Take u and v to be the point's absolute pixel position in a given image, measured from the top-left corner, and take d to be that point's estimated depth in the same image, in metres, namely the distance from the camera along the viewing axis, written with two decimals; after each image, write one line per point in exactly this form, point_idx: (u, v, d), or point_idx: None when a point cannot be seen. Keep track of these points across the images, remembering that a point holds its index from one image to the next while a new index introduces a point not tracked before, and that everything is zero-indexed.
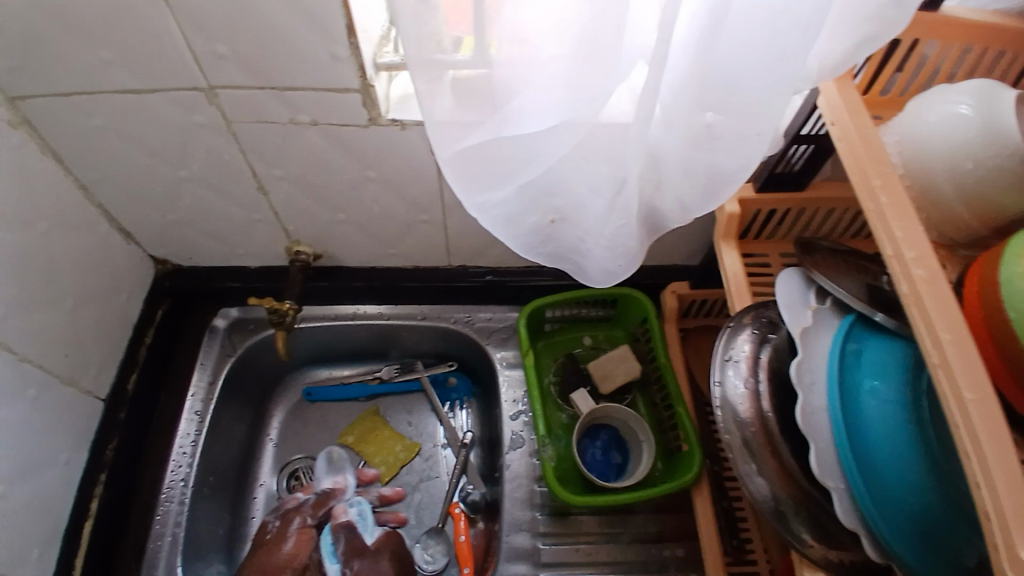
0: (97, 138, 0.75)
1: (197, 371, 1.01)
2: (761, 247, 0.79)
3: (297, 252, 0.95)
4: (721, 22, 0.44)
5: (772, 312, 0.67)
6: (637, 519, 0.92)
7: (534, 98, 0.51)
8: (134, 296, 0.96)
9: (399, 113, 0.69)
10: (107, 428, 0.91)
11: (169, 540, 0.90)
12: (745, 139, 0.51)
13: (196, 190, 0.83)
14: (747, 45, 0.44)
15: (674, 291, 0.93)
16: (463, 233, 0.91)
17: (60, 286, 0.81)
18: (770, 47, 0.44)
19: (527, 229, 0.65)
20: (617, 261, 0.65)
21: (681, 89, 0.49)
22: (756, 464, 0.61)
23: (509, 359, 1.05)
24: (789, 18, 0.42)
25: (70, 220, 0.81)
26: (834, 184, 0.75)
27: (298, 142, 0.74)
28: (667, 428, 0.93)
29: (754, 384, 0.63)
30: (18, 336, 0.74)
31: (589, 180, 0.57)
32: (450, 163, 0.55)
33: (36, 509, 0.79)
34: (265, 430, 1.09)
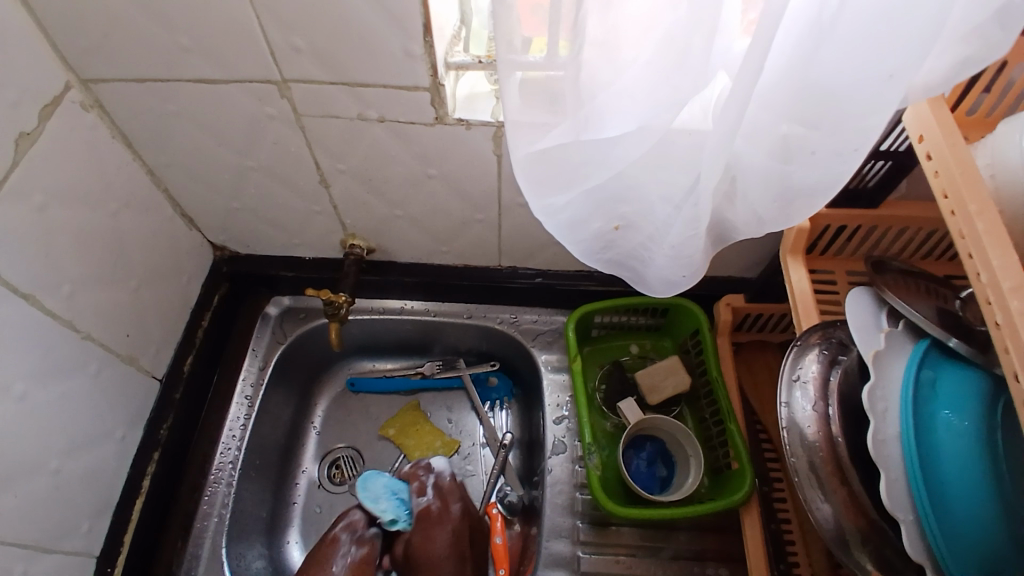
0: (170, 124, 0.77)
1: (249, 357, 1.04)
2: (827, 264, 0.76)
3: (352, 246, 0.97)
4: (827, 32, 0.42)
5: (841, 332, 0.64)
6: (679, 535, 0.90)
7: (614, 100, 0.49)
8: (194, 279, 0.99)
9: (466, 113, 0.69)
10: (164, 406, 0.93)
11: (215, 521, 0.93)
12: (833, 156, 0.49)
13: (261, 180, 0.85)
14: (839, 62, 0.43)
15: (728, 303, 0.90)
16: (517, 233, 0.90)
17: (126, 267, 0.83)
18: (871, 63, 0.42)
19: (590, 236, 0.64)
20: (682, 273, 0.63)
21: (771, 102, 0.48)
22: (823, 491, 0.58)
23: (553, 362, 1.04)
24: (896, 35, 0.40)
25: (138, 203, 0.84)
26: (912, 202, 0.72)
27: (363, 137, 0.74)
28: (716, 444, 0.90)
29: (824, 407, 0.60)
30: (85, 315, 0.77)
31: (661, 189, 0.57)
32: (522, 165, 0.55)
33: (89, 482, 0.81)
34: (310, 417, 1.11)
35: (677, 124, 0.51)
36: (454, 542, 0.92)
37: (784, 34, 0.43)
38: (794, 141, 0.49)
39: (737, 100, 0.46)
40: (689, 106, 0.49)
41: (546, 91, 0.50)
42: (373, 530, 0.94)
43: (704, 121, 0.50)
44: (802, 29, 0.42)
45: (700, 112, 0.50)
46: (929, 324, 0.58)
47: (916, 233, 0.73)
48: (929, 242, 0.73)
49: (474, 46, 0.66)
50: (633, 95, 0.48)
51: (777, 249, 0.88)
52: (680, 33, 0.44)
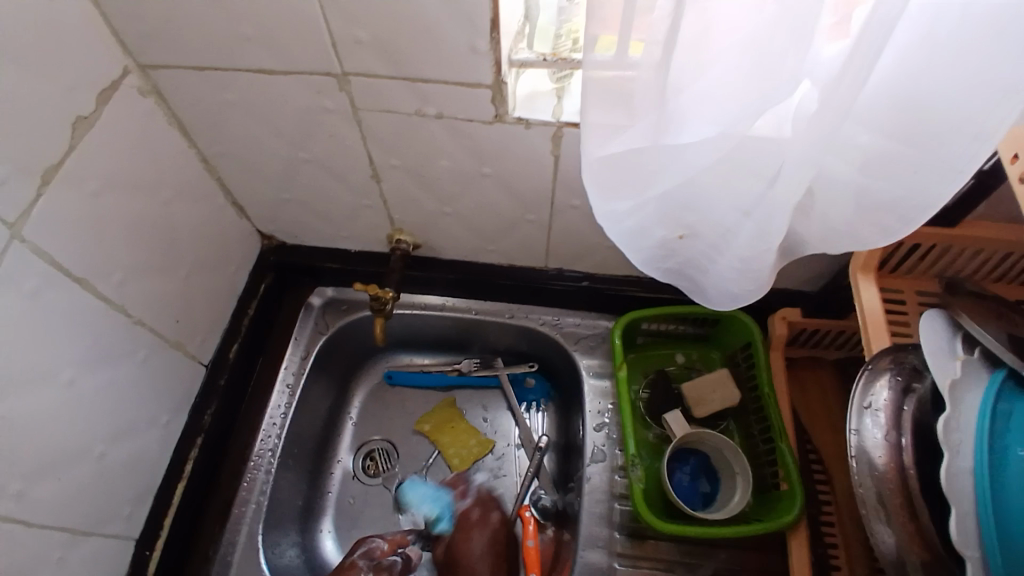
0: (226, 114, 0.77)
1: (291, 346, 1.05)
2: (897, 282, 0.71)
3: (398, 241, 0.96)
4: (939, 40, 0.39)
5: (913, 358, 0.60)
6: (719, 553, 0.87)
7: (699, 102, 0.47)
8: (241, 268, 1.00)
9: (526, 112, 0.67)
10: (208, 393, 0.95)
11: (253, 508, 0.94)
12: (927, 175, 0.46)
13: (311, 172, 0.85)
14: (943, 78, 0.41)
15: (783, 318, 0.86)
16: (565, 235, 0.88)
17: (176, 255, 0.84)
18: (984, 86, 0.40)
19: (652, 244, 0.62)
20: (747, 287, 0.60)
21: (872, 120, 0.46)
22: (891, 524, 0.54)
23: (594, 368, 1.02)
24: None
25: (191, 190, 0.85)
26: (991, 223, 0.67)
27: (418, 133, 0.73)
28: (763, 462, 0.87)
29: (897, 436, 0.56)
30: (135, 300, 0.78)
31: (731, 199, 0.54)
32: (591, 168, 0.52)
33: (133, 466, 0.82)
34: (347, 409, 1.11)
35: (754, 131, 0.48)
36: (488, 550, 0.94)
37: (894, 48, 0.41)
38: (887, 158, 0.47)
39: (833, 110, 0.44)
40: (767, 112, 0.46)
41: (612, 91, 0.47)
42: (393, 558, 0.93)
43: (779, 131, 0.47)
44: (914, 37, 0.40)
45: (774, 122, 0.47)
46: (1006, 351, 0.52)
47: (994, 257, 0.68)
48: (1009, 266, 0.68)
49: (538, 42, 0.64)
50: (720, 102, 0.46)
51: (840, 263, 0.84)
52: (774, 45, 0.42)
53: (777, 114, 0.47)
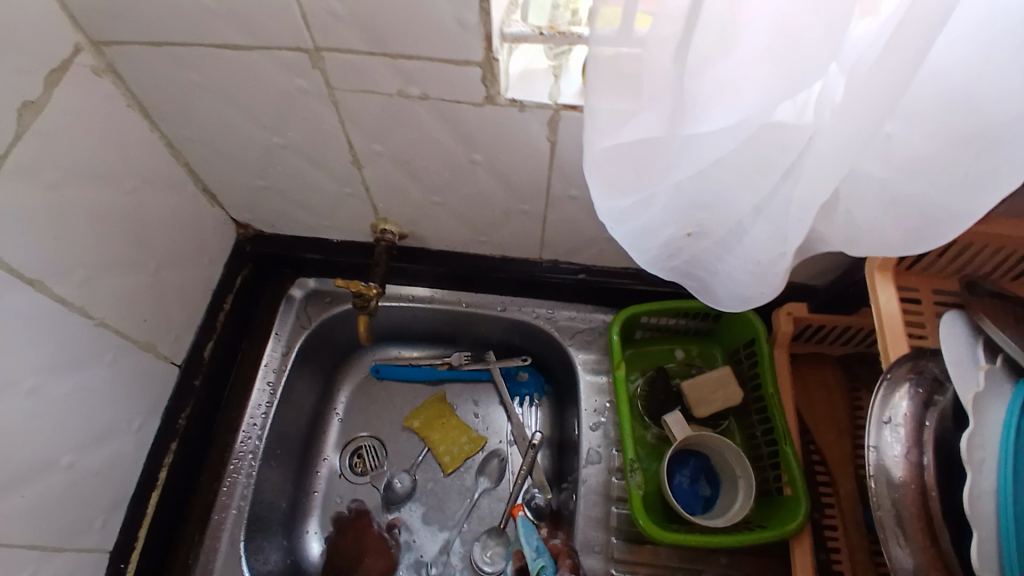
0: (190, 94, 0.70)
1: (272, 341, 1.00)
2: (914, 280, 0.66)
3: (383, 231, 0.90)
4: (995, 30, 0.36)
5: (934, 366, 0.55)
6: (718, 559, 0.84)
7: (716, 93, 0.41)
8: (216, 259, 0.94)
9: (520, 93, 0.61)
10: (184, 394, 0.89)
11: (234, 513, 0.89)
12: (978, 179, 0.42)
13: (288, 158, 0.78)
14: (999, 69, 0.37)
15: (788, 313, 0.81)
16: (562, 227, 0.83)
17: (145, 248, 0.78)
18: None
19: (659, 244, 0.57)
20: (759, 289, 0.56)
21: (913, 116, 0.41)
22: (910, 547, 0.51)
23: (590, 363, 0.98)
24: None
25: (157, 178, 0.78)
26: (1022, 220, 0.61)
27: (403, 117, 0.67)
28: (766, 465, 0.84)
29: (918, 455, 0.52)
30: (100, 300, 0.72)
31: (747, 194, 0.49)
32: (596, 161, 0.48)
33: (106, 474, 0.77)
34: (333, 404, 1.06)
35: (776, 117, 0.43)
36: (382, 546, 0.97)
37: (951, 29, 0.37)
38: (919, 160, 0.43)
39: (868, 106, 0.39)
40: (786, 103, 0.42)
41: (618, 74, 0.43)
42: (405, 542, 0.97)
43: (798, 118, 0.43)
44: (971, 26, 0.36)
45: (794, 111, 0.43)
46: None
47: (1017, 255, 0.63)
48: None
49: (534, 15, 0.58)
50: (737, 89, 0.40)
51: (850, 257, 0.79)
52: (804, 26, 0.36)
53: (797, 100, 0.42)
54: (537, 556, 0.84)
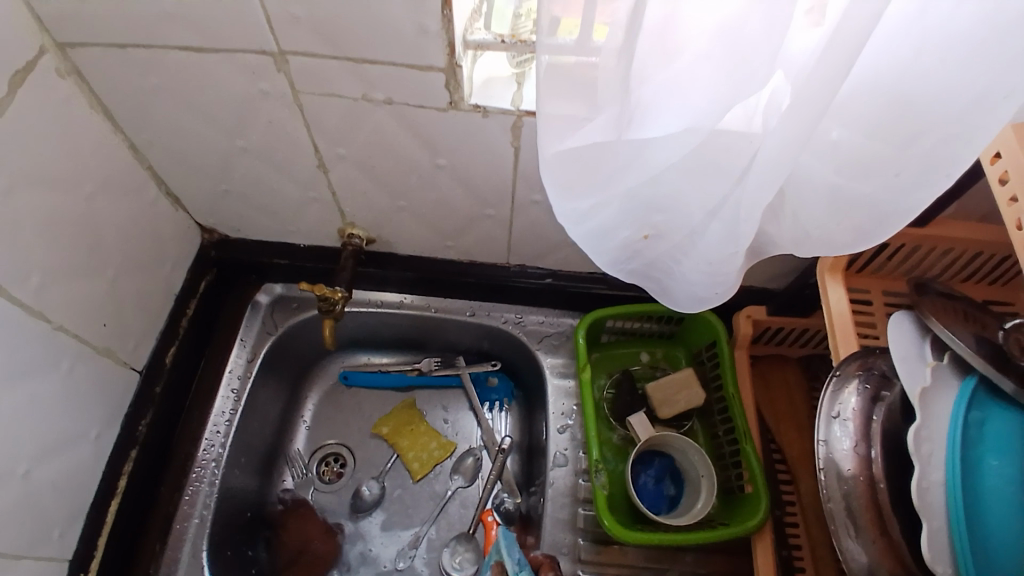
0: (152, 97, 0.69)
1: (237, 348, 0.98)
2: (863, 282, 0.69)
3: (350, 236, 0.90)
4: (918, 40, 0.39)
5: (882, 363, 0.58)
6: (684, 557, 0.86)
7: (662, 93, 0.43)
8: (178, 265, 0.93)
9: (483, 99, 0.63)
10: (143, 401, 0.87)
11: (196, 523, 0.87)
12: (914, 176, 0.45)
13: (252, 162, 0.78)
14: (930, 72, 0.40)
15: (748, 315, 0.83)
16: (528, 231, 0.84)
17: (102, 252, 0.77)
18: (983, 84, 0.39)
19: (616, 246, 0.58)
20: (713, 290, 0.58)
21: (850, 119, 0.45)
22: (862, 539, 0.52)
23: (558, 367, 0.99)
24: (1009, 43, 0.37)
25: (118, 182, 0.77)
26: (964, 222, 0.65)
27: (367, 121, 0.67)
28: (729, 464, 0.86)
29: (867, 448, 0.54)
30: (56, 304, 0.71)
31: (701, 198, 0.50)
32: (552, 163, 0.49)
33: (63, 486, 0.75)
34: (300, 412, 1.06)
35: (723, 124, 0.45)
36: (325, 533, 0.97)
37: (884, 37, 0.40)
38: (861, 159, 0.46)
39: (814, 108, 0.41)
40: (735, 108, 0.43)
41: (574, 80, 0.44)
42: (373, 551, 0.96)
43: (748, 125, 0.45)
44: (898, 37, 0.40)
45: (743, 115, 0.44)
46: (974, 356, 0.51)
47: (966, 256, 0.66)
48: (974, 266, 0.67)
49: (496, 24, 0.59)
50: (686, 93, 0.43)
51: (804, 260, 0.82)
52: (748, 36, 0.39)
53: (746, 106, 0.44)
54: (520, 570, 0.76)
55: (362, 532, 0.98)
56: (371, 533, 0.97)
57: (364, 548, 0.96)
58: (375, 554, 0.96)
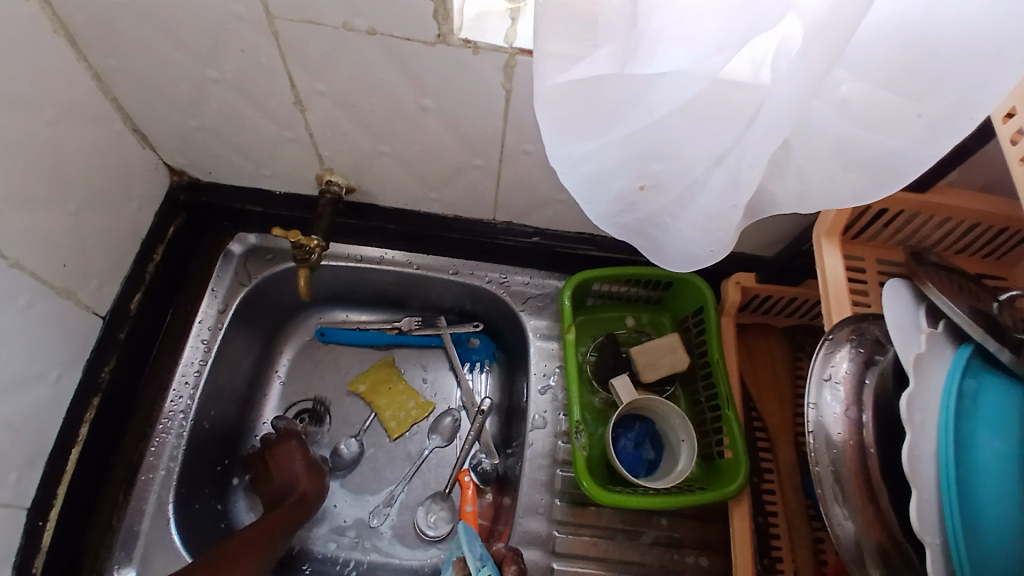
0: (117, 18, 0.63)
1: (208, 298, 0.94)
2: (859, 249, 0.67)
3: (328, 182, 0.86)
4: None
5: (875, 329, 0.57)
6: (660, 521, 0.86)
7: (669, 25, 0.40)
8: (145, 206, 0.87)
9: (474, 33, 0.59)
10: (106, 346, 0.83)
11: (162, 474, 0.85)
12: (930, 122, 0.43)
13: (225, 95, 0.73)
14: (956, 16, 0.37)
15: (737, 282, 0.82)
16: (517, 185, 0.81)
17: (62, 185, 0.71)
18: (1009, 29, 0.36)
19: (611, 196, 0.55)
20: (708, 247, 0.56)
21: (861, 67, 0.42)
22: (849, 507, 0.52)
23: (542, 330, 0.97)
24: None
25: (79, 111, 0.71)
26: (964, 192, 0.64)
27: (350, 53, 0.63)
28: (709, 429, 0.85)
29: (857, 412, 0.53)
30: (13, 239, 0.66)
31: (705, 144, 0.47)
32: (546, 100, 0.45)
33: (20, 431, 0.71)
34: (274, 366, 1.02)
35: (727, 72, 0.42)
36: (310, 469, 0.90)
37: None
38: (873, 107, 0.43)
39: (824, 48, 0.37)
40: (741, 54, 0.41)
41: (571, 16, 0.40)
42: (346, 513, 0.94)
43: (754, 76, 0.42)
44: None
45: (750, 66, 0.42)
46: (973, 326, 0.49)
47: (963, 227, 0.65)
48: (971, 239, 0.66)
49: None
50: (694, 32, 0.40)
51: (797, 227, 0.81)
52: None
53: (752, 54, 0.41)
54: (483, 565, 0.73)
55: (336, 491, 0.96)
56: (345, 490, 0.96)
57: (328, 504, 0.95)
58: (351, 516, 0.94)
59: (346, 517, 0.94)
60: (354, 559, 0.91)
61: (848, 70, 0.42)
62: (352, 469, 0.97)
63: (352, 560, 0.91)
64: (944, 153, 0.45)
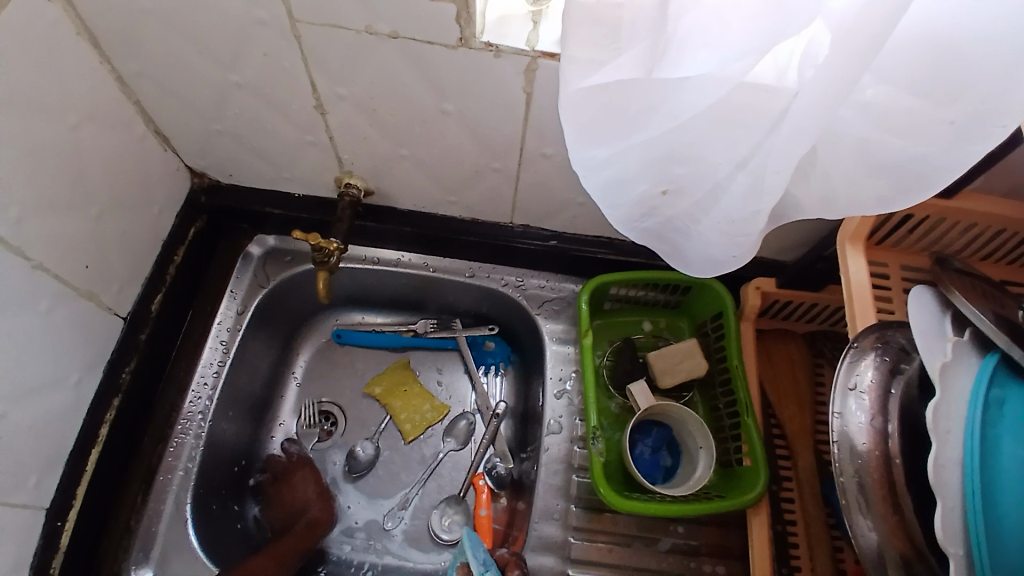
0: (141, 23, 0.64)
1: (226, 300, 0.95)
2: (882, 255, 0.66)
3: (347, 185, 0.86)
4: None
5: (900, 337, 0.56)
6: (676, 528, 0.85)
7: (695, 30, 0.39)
8: (167, 209, 0.89)
9: (496, 37, 0.59)
10: (127, 348, 0.84)
11: (180, 475, 0.86)
12: (961, 128, 0.42)
13: (246, 99, 0.74)
14: (988, 19, 0.36)
15: (757, 287, 0.81)
16: (535, 188, 0.81)
17: (85, 188, 0.72)
18: None
19: (632, 200, 0.55)
20: (731, 252, 0.55)
21: (889, 73, 0.41)
22: (873, 517, 0.51)
23: (557, 334, 0.96)
24: None
25: (103, 116, 0.73)
26: (991, 197, 0.62)
27: (371, 57, 0.63)
28: (728, 436, 0.84)
29: (883, 422, 0.52)
30: (36, 242, 0.67)
31: (728, 148, 0.47)
32: (570, 106, 0.45)
33: (41, 431, 0.72)
34: (291, 367, 1.03)
35: (752, 77, 0.42)
36: (321, 496, 0.93)
37: None
38: (900, 113, 0.43)
39: (853, 53, 0.37)
40: (768, 56, 0.40)
41: (595, 21, 0.39)
42: (362, 517, 0.94)
43: (780, 79, 0.42)
44: None
45: (775, 69, 0.41)
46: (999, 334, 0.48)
47: (989, 232, 0.63)
48: (998, 244, 0.64)
49: None
50: (719, 36, 0.39)
51: (819, 231, 0.80)
52: None
53: (777, 58, 0.41)
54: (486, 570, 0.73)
55: (352, 494, 0.96)
56: (359, 493, 0.96)
57: (343, 503, 0.95)
58: (366, 523, 0.94)
59: (359, 524, 0.94)
60: (368, 561, 0.91)
61: (876, 76, 0.41)
62: (368, 472, 0.98)
63: (366, 562, 0.91)
64: (975, 159, 0.44)
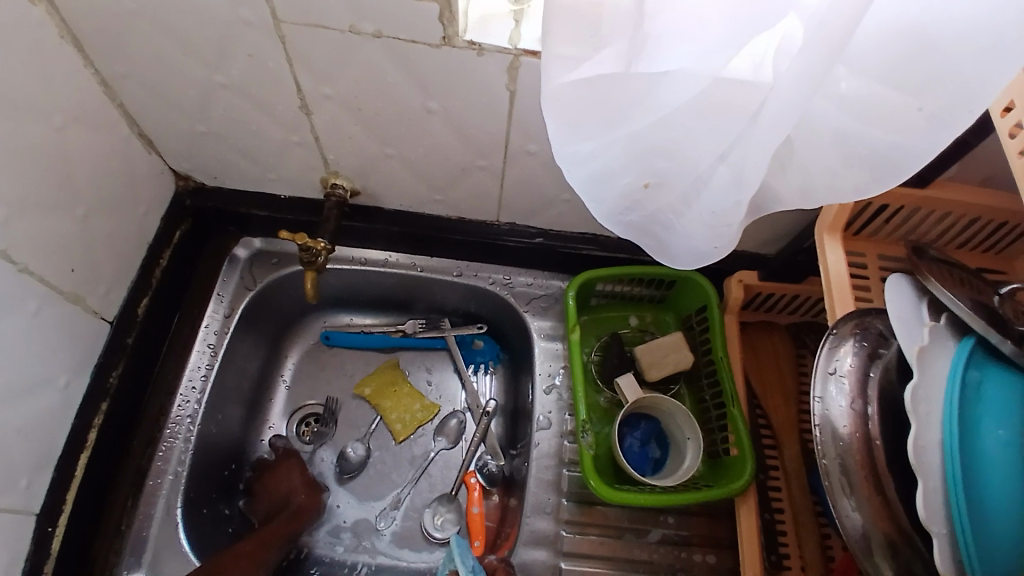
0: (125, 24, 0.64)
1: (213, 303, 0.95)
2: (860, 245, 0.68)
3: (334, 186, 0.87)
4: None
5: (878, 323, 0.58)
6: (666, 519, 0.86)
7: (673, 24, 0.40)
8: (152, 211, 0.88)
9: (478, 35, 0.60)
10: (114, 351, 0.84)
11: (170, 478, 0.85)
12: (931, 114, 0.43)
13: (231, 99, 0.74)
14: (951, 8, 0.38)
15: (739, 280, 0.82)
16: (521, 186, 0.82)
17: (71, 189, 0.72)
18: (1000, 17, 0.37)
19: (615, 194, 0.56)
20: (713, 243, 0.56)
21: (861, 62, 0.42)
22: (856, 499, 0.52)
23: (546, 330, 0.97)
24: None
25: (87, 116, 0.72)
26: (967, 186, 0.64)
27: (357, 56, 0.63)
28: (715, 428, 0.86)
29: (863, 405, 0.54)
30: (22, 244, 0.66)
31: (709, 141, 0.48)
32: (554, 101, 0.46)
33: (29, 433, 0.71)
34: (279, 370, 1.03)
35: (729, 71, 0.43)
36: (307, 484, 0.93)
37: None
38: (872, 101, 0.44)
39: (825, 44, 0.38)
40: (744, 51, 0.41)
41: (577, 17, 0.40)
42: (353, 517, 0.94)
43: (757, 73, 0.42)
44: None
45: (751, 62, 0.42)
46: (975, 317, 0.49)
47: (963, 221, 0.65)
48: (971, 233, 0.66)
49: None
50: (697, 30, 0.40)
51: (799, 224, 0.81)
52: None
53: (754, 52, 0.42)
54: None
55: (342, 494, 0.96)
56: (350, 493, 0.96)
57: (333, 503, 0.95)
58: (357, 521, 0.94)
59: (350, 522, 0.94)
60: (361, 561, 0.91)
61: (848, 65, 0.43)
62: (359, 472, 0.98)
63: (359, 562, 0.91)
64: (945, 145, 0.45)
